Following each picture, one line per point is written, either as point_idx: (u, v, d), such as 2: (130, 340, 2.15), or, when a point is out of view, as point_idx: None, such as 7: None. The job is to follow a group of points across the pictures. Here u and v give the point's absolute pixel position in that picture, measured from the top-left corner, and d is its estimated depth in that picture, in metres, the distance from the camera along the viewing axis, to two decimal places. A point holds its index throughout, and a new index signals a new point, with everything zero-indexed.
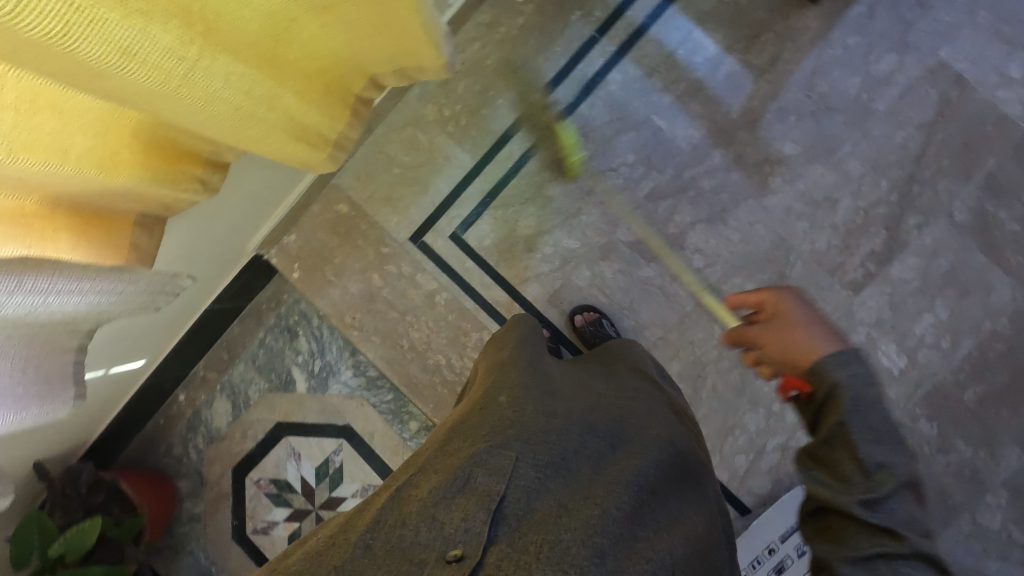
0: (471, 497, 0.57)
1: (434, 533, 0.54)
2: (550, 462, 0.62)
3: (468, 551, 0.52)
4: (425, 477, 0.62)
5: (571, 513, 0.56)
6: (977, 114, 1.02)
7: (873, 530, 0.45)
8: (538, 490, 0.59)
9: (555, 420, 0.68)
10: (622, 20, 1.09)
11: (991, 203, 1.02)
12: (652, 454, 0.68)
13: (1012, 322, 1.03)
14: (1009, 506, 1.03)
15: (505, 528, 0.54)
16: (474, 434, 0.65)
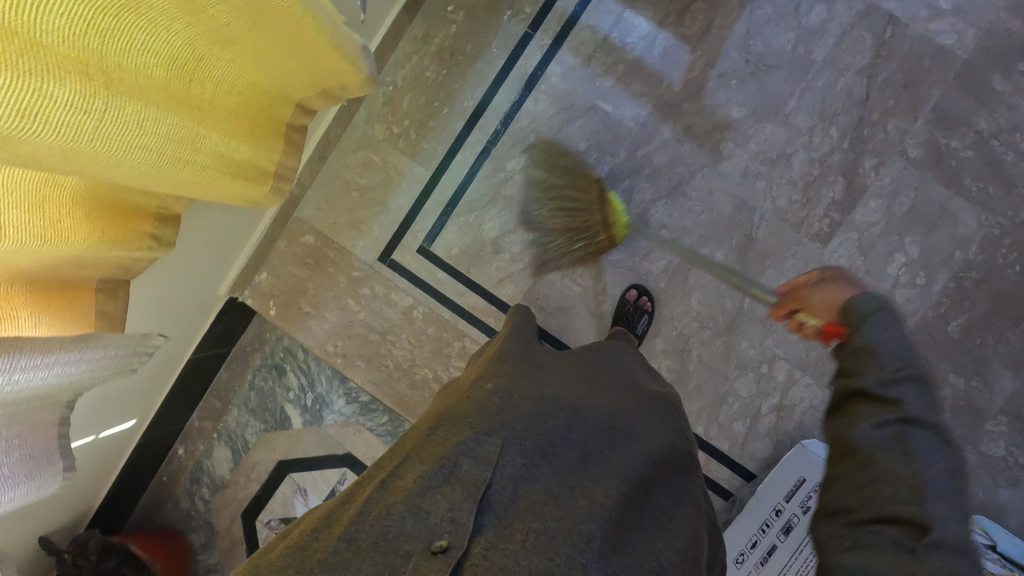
0: (458, 487, 0.56)
1: (422, 523, 0.53)
2: (538, 448, 0.61)
3: (454, 541, 0.51)
4: (412, 465, 0.60)
5: (559, 500, 0.57)
6: (914, 50, 1.03)
7: (882, 402, 0.46)
8: (525, 477, 0.59)
9: (545, 404, 0.67)
10: (552, 12, 1.10)
11: (943, 135, 1.03)
12: (640, 443, 0.68)
13: (983, 249, 1.03)
14: (1010, 431, 1.03)
15: (491, 517, 0.54)
16: (462, 420, 0.64)
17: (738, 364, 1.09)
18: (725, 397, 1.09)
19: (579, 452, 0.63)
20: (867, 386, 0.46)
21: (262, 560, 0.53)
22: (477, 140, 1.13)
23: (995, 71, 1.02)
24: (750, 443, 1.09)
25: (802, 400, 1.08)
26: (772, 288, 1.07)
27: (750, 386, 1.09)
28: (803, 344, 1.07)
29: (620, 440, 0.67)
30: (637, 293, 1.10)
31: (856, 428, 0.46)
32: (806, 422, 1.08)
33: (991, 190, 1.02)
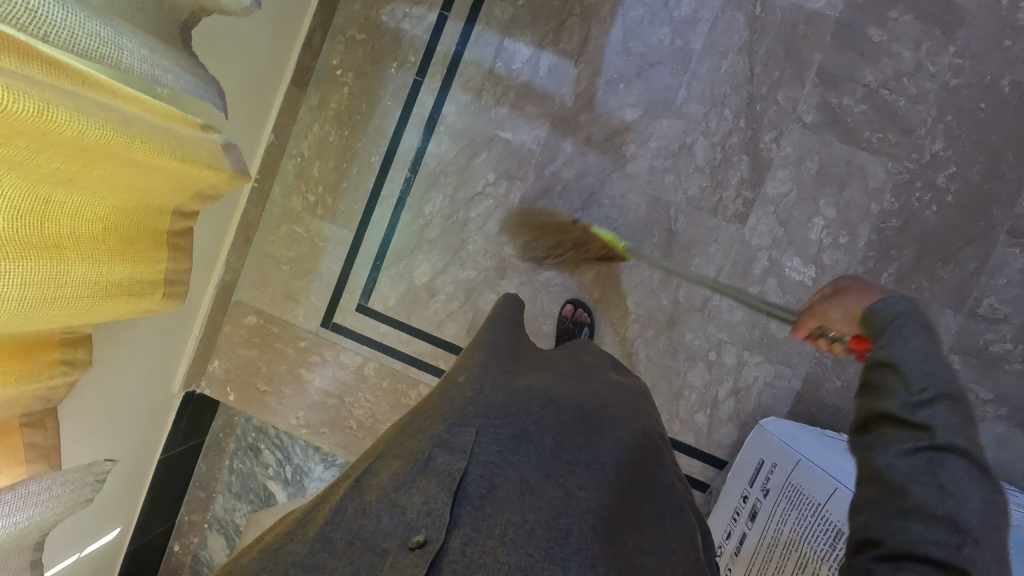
0: (432, 478, 0.49)
1: (396, 517, 0.47)
2: (514, 433, 0.53)
3: (431, 534, 0.45)
4: (386, 463, 0.53)
5: (538, 489, 0.50)
6: (786, 20, 1.05)
7: (906, 430, 0.45)
8: (501, 465, 0.51)
9: (521, 392, 0.59)
10: (436, 56, 1.13)
11: (833, 95, 1.04)
12: (613, 434, 0.62)
13: (897, 196, 1.03)
14: (964, 367, 1.03)
15: (472, 508, 0.47)
16: (434, 411, 0.55)
17: (687, 356, 1.09)
18: (681, 391, 1.10)
19: (556, 439, 0.56)
20: (895, 411, 0.46)
21: (241, 563, 0.51)
22: (391, 191, 1.15)
23: (869, 23, 1.03)
24: (715, 431, 1.09)
25: (756, 379, 1.08)
26: (702, 276, 1.08)
27: (702, 375, 1.09)
28: (744, 325, 1.08)
29: (596, 429, 0.61)
30: (575, 308, 1.11)
31: (881, 450, 0.46)
32: (764, 400, 1.08)
33: (891, 139, 1.03)
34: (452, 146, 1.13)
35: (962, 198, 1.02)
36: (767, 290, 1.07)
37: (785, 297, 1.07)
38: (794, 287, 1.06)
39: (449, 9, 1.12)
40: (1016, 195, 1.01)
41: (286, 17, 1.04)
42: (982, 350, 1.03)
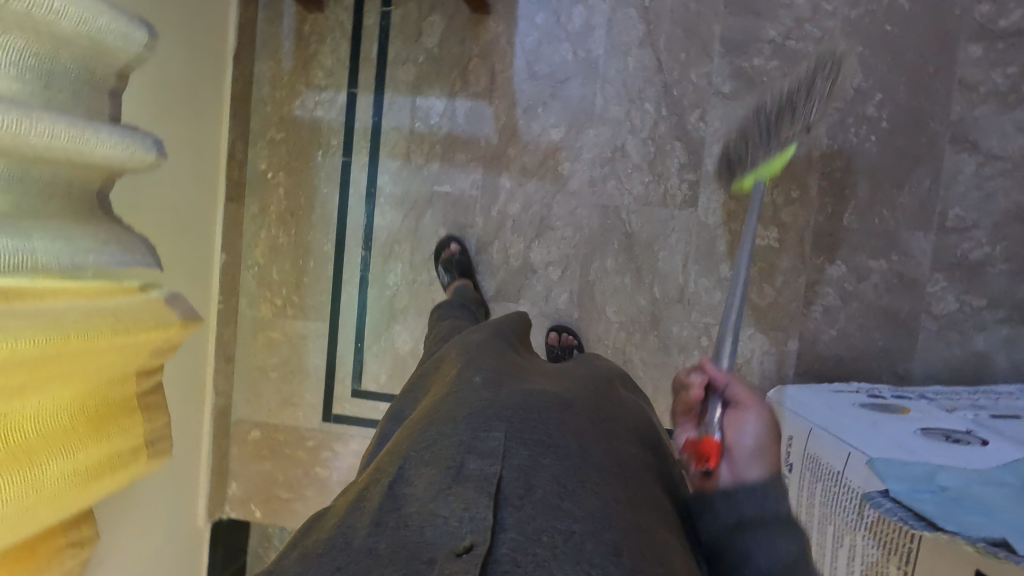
0: (467, 485, 0.46)
1: (440, 527, 0.43)
2: (542, 437, 0.50)
3: (477, 539, 0.42)
4: (416, 470, 0.49)
5: (576, 495, 0.46)
6: (677, 2, 1.06)
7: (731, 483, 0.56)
8: (536, 469, 0.47)
9: (539, 395, 0.56)
10: (356, 132, 1.14)
11: (743, 59, 1.05)
12: (631, 440, 0.58)
13: (835, 138, 1.03)
14: (952, 282, 1.02)
15: (513, 512, 0.44)
16: (454, 415, 0.53)
17: (681, 349, 1.09)
18: None
19: (582, 442, 0.52)
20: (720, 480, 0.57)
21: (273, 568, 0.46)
22: (352, 272, 1.16)
23: None
24: None
25: (753, 351, 1.07)
26: (671, 268, 1.08)
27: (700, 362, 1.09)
28: (725, 303, 1.08)
29: (616, 432, 0.57)
30: (561, 334, 1.09)
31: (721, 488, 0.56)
32: (767, 369, 1.07)
33: (812, 85, 1.03)
34: (396, 212, 1.14)
35: (897, 121, 1.02)
36: None
37: (757, 265, 1.06)
38: (762, 253, 1.06)
39: (355, 86, 1.13)
40: (948, 102, 1.01)
41: (201, 141, 1.06)
42: (963, 260, 1.02)
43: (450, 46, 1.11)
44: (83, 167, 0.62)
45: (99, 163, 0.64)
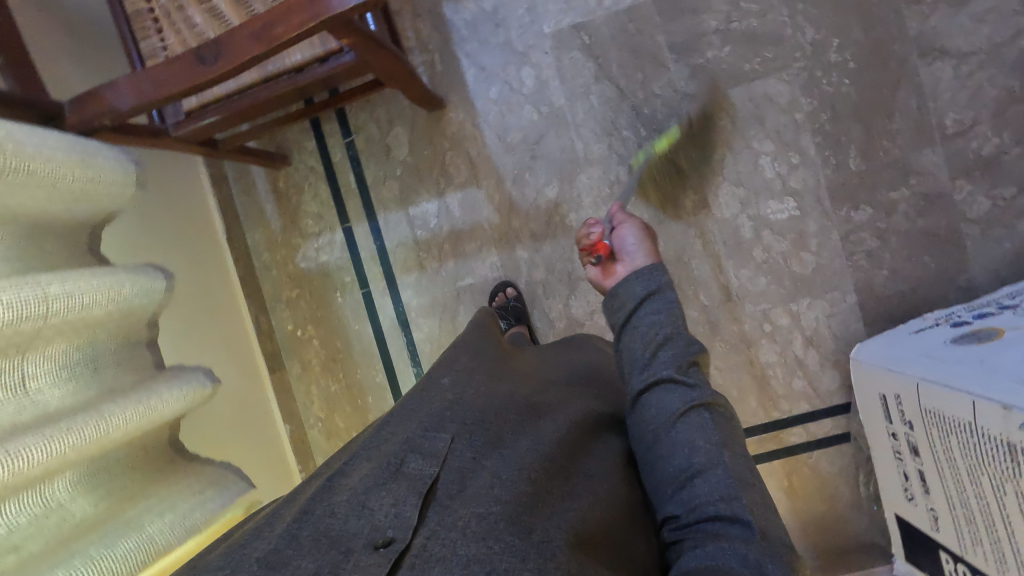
0: (403, 481, 0.45)
1: (364, 517, 0.41)
2: (488, 441, 0.51)
3: (399, 534, 0.40)
4: (357, 465, 0.47)
5: (507, 485, 0.46)
6: (614, 29, 1.07)
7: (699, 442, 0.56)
8: (475, 469, 0.47)
9: (501, 400, 0.56)
10: (366, 262, 1.15)
11: (696, 57, 1.06)
12: (591, 435, 0.58)
13: (811, 95, 1.05)
14: (976, 183, 1.03)
15: (441, 507, 0.43)
16: (412, 415, 0.52)
17: (749, 343, 1.09)
18: (765, 373, 1.09)
19: (529, 441, 0.52)
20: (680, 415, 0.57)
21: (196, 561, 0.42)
22: None
23: None
24: (819, 385, 1.08)
25: (818, 319, 1.07)
26: (708, 272, 1.09)
27: (772, 348, 1.09)
28: (771, 284, 1.08)
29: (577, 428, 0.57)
30: None
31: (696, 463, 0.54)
32: (838, 330, 1.07)
33: (771, 56, 1.05)
34: (431, 320, 1.14)
35: (863, 59, 1.03)
36: (768, 243, 1.07)
37: (787, 238, 1.07)
38: (789, 226, 1.07)
39: (348, 220, 1.15)
40: (903, 22, 1.02)
41: (230, 332, 1.09)
42: (978, 160, 1.03)
43: (420, 149, 1.12)
44: (146, 431, 0.64)
45: (166, 422, 0.67)
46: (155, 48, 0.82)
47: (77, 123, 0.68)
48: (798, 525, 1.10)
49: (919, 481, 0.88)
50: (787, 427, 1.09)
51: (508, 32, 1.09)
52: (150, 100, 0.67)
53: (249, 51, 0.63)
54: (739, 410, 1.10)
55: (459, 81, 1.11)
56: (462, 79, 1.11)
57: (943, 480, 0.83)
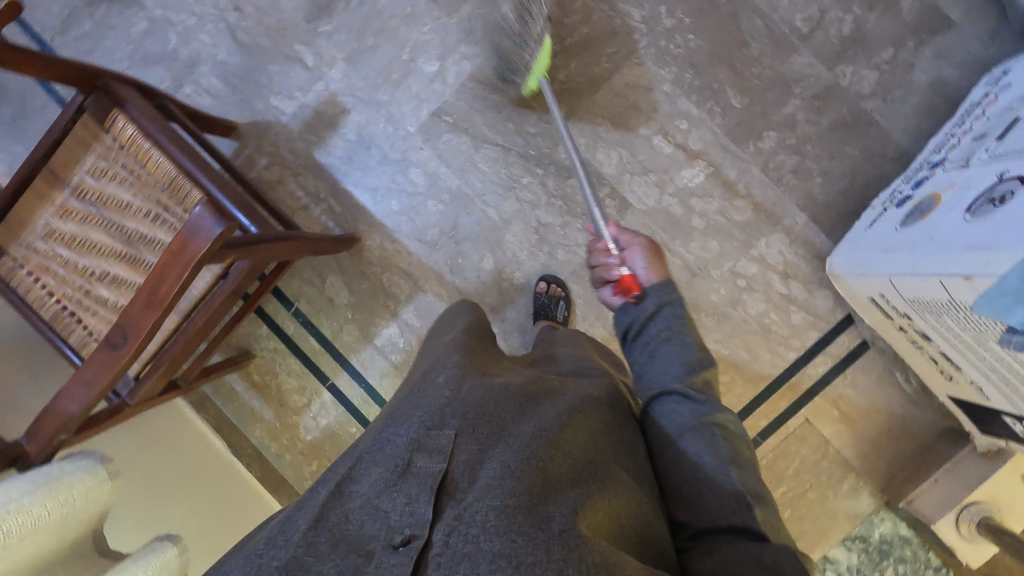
0: (411, 480, 0.48)
1: (380, 519, 0.46)
2: (492, 430, 0.53)
3: (415, 531, 0.45)
4: (367, 469, 0.51)
5: (517, 473, 0.49)
6: (468, 97, 1.12)
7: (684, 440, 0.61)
8: (483, 459, 0.50)
9: (499, 389, 0.58)
10: (362, 407, 1.17)
11: (551, 84, 1.10)
12: (595, 413, 0.59)
13: (667, 63, 1.07)
14: (854, 62, 1.04)
15: (455, 502, 0.47)
16: (410, 415, 0.55)
17: (733, 304, 1.09)
18: (763, 322, 1.08)
19: (534, 425, 0.54)
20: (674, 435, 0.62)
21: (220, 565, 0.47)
22: None
23: None
24: (816, 309, 1.07)
25: (782, 252, 1.07)
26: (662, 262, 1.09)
27: (757, 298, 1.08)
28: (722, 243, 1.08)
29: (580, 408, 0.59)
30: (547, 286, 1.10)
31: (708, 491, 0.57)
32: (806, 254, 1.06)
33: (615, 50, 1.08)
34: None
35: (694, 11, 1.06)
36: (701, 208, 1.08)
37: (714, 195, 1.08)
38: (710, 184, 1.08)
39: (328, 378, 1.18)
40: None
41: (252, 512, 1.10)
42: (844, 42, 1.04)
43: (359, 285, 1.16)
44: None
45: None
46: (82, 337, 0.86)
47: (38, 449, 0.72)
48: (870, 446, 1.08)
49: (944, 361, 0.86)
50: (810, 361, 1.08)
51: (379, 145, 1.14)
52: (96, 395, 0.70)
53: (147, 320, 0.67)
54: (757, 369, 1.09)
55: (361, 209, 1.15)
56: (362, 207, 1.15)
57: (960, 356, 0.81)
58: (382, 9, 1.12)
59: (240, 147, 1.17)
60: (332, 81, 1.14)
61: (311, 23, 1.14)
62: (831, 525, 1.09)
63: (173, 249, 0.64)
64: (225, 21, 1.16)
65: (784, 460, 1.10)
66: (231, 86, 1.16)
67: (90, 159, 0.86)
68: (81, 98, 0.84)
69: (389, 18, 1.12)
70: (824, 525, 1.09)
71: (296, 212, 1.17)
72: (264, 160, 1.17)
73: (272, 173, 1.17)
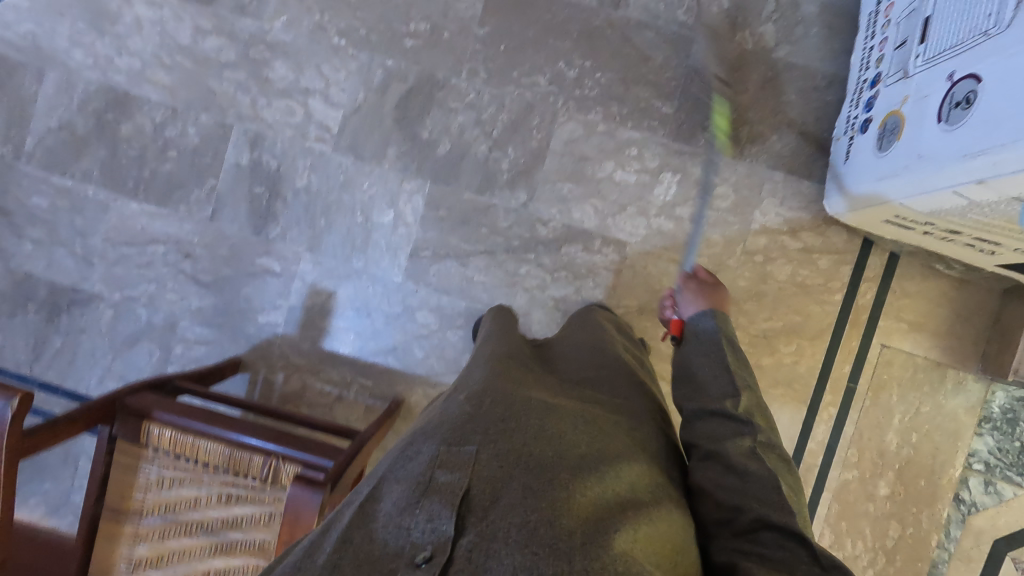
0: (435, 495, 0.46)
1: (403, 536, 0.44)
2: (512, 448, 0.52)
3: (437, 548, 0.43)
4: (388, 485, 0.49)
5: (541, 494, 0.48)
6: (434, 224, 1.13)
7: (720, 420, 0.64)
8: (505, 476, 0.49)
9: (518, 405, 0.57)
10: None
11: (500, 175, 1.12)
12: (610, 431, 0.60)
13: (590, 107, 1.11)
14: (748, 23, 1.08)
15: (477, 518, 0.45)
16: (431, 430, 0.53)
17: (763, 279, 1.10)
18: (797, 281, 1.10)
19: (557, 448, 0.54)
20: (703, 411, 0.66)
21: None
22: None
23: (433, 152, 1.12)
24: (837, 246, 1.09)
25: (780, 213, 1.09)
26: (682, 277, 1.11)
27: (781, 263, 1.10)
28: (725, 232, 1.10)
29: (592, 426, 0.59)
30: None
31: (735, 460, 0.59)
32: (801, 204, 1.09)
33: (540, 119, 1.11)
34: None
35: (589, 50, 1.10)
36: (688, 213, 1.10)
37: (693, 196, 1.10)
38: (685, 189, 1.10)
39: None
40: (582, 4, 1.10)
41: None
42: (731, 12, 1.09)
43: None
44: None
45: None
46: None
47: None
48: (950, 338, 1.09)
49: (982, 244, 0.88)
50: (857, 293, 1.09)
51: (376, 307, 1.14)
52: None
53: None
54: (816, 324, 1.10)
55: (390, 371, 1.15)
56: (390, 369, 1.14)
57: (997, 240, 0.83)
58: (317, 189, 1.14)
59: (252, 375, 1.16)
60: (306, 274, 1.15)
61: (260, 233, 1.15)
62: (957, 425, 1.10)
63: (281, 538, 0.65)
64: (182, 270, 1.16)
65: (885, 391, 1.10)
66: (217, 325, 1.16)
67: (142, 475, 0.84)
68: (107, 430, 0.83)
69: (328, 193, 1.14)
70: (951, 429, 1.10)
71: (333, 405, 1.16)
72: (280, 375, 1.16)
73: (294, 382, 1.16)
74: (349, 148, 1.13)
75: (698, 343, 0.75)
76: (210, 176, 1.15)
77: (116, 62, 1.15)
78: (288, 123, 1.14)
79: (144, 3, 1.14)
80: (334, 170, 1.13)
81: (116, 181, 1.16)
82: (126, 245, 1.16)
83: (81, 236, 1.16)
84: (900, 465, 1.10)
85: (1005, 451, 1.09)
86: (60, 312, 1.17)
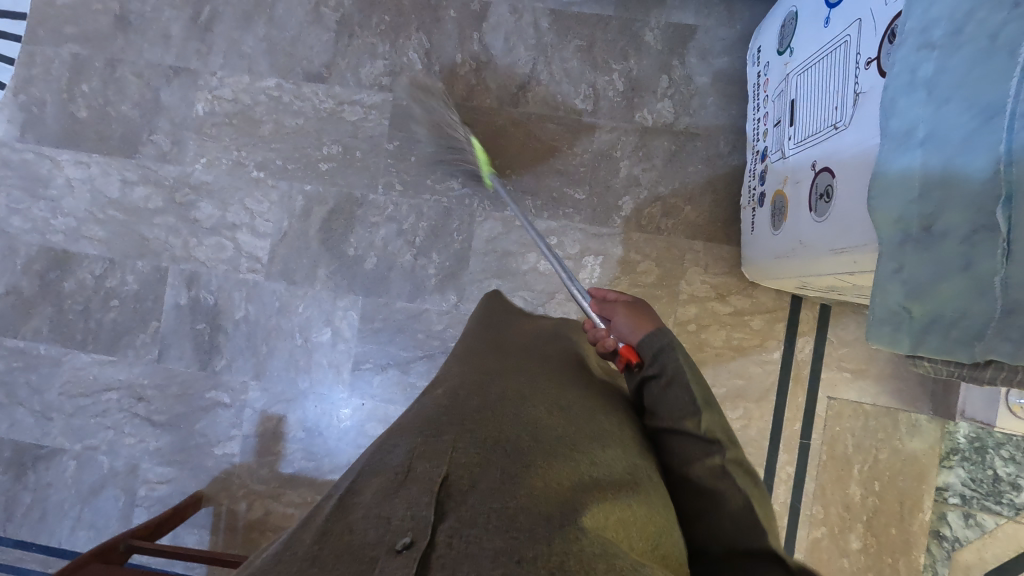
0: (412, 485, 0.43)
1: (380, 524, 0.39)
2: (489, 437, 0.48)
3: (417, 532, 0.38)
4: (366, 480, 0.46)
5: (519, 479, 0.44)
6: (371, 336, 1.15)
7: (700, 446, 0.54)
8: (484, 462, 0.45)
9: (495, 399, 0.54)
10: None
11: (428, 280, 1.14)
12: (594, 414, 0.57)
13: (505, 203, 1.13)
14: (644, 103, 1.11)
15: (456, 502, 0.41)
16: (408, 430, 0.51)
17: (701, 348, 1.11)
18: (734, 345, 1.10)
19: (533, 431, 0.50)
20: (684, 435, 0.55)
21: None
22: None
23: (361, 266, 1.15)
24: (767, 305, 1.10)
25: (706, 281, 1.10)
26: None
27: (716, 329, 1.10)
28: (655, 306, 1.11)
29: (575, 410, 0.56)
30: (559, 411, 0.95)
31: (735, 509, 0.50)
32: (725, 270, 1.10)
33: (459, 221, 1.14)
34: None
35: (496, 150, 1.13)
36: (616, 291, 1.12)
37: (618, 275, 1.12)
38: (609, 269, 1.12)
39: None
40: (483, 107, 1.13)
41: None
42: (626, 94, 1.11)
43: None
44: None
45: None
46: None
47: None
48: (897, 380, 1.08)
49: None
50: (795, 350, 1.09)
51: (327, 424, 1.16)
52: None
53: None
54: (759, 386, 1.10)
55: None
56: None
57: None
58: (256, 318, 1.17)
59: (215, 508, 1.17)
60: (255, 401, 1.17)
61: (207, 368, 1.18)
62: (921, 467, 1.07)
63: None
64: (137, 413, 1.19)
65: (841, 443, 1.09)
66: (176, 462, 1.18)
67: None
68: None
69: (266, 321, 1.17)
70: (915, 471, 1.07)
71: None
72: (243, 503, 1.17)
73: (256, 509, 1.17)
74: (281, 274, 1.16)
75: (651, 357, 0.60)
76: (153, 319, 1.18)
77: (52, 223, 1.20)
78: (220, 258, 1.17)
79: (72, 164, 1.20)
80: (269, 297, 1.17)
81: (65, 336, 1.20)
82: (81, 396, 1.20)
83: (38, 393, 1.20)
84: (867, 517, 1.07)
85: (977, 481, 1.06)
86: (26, 469, 1.21)
